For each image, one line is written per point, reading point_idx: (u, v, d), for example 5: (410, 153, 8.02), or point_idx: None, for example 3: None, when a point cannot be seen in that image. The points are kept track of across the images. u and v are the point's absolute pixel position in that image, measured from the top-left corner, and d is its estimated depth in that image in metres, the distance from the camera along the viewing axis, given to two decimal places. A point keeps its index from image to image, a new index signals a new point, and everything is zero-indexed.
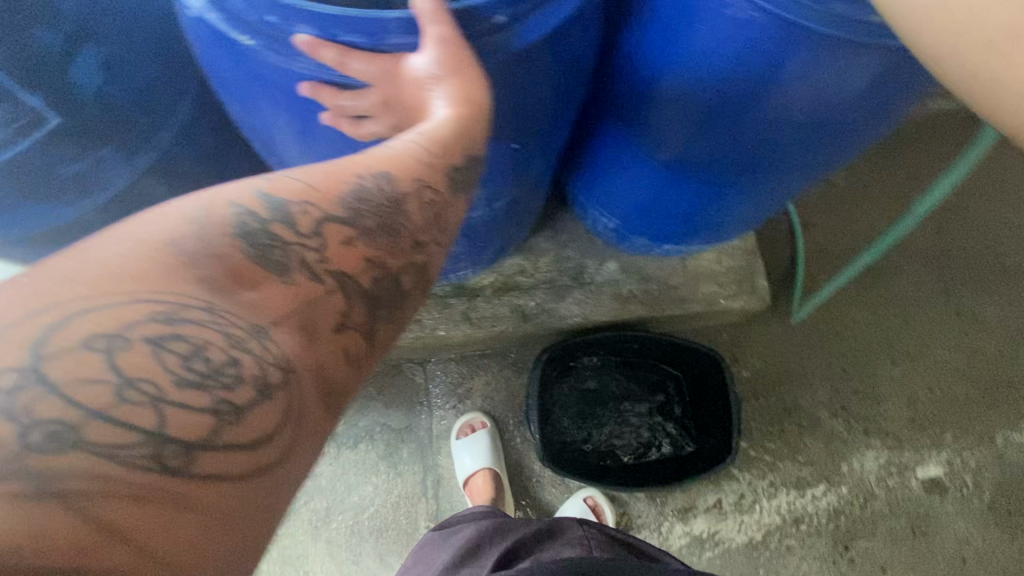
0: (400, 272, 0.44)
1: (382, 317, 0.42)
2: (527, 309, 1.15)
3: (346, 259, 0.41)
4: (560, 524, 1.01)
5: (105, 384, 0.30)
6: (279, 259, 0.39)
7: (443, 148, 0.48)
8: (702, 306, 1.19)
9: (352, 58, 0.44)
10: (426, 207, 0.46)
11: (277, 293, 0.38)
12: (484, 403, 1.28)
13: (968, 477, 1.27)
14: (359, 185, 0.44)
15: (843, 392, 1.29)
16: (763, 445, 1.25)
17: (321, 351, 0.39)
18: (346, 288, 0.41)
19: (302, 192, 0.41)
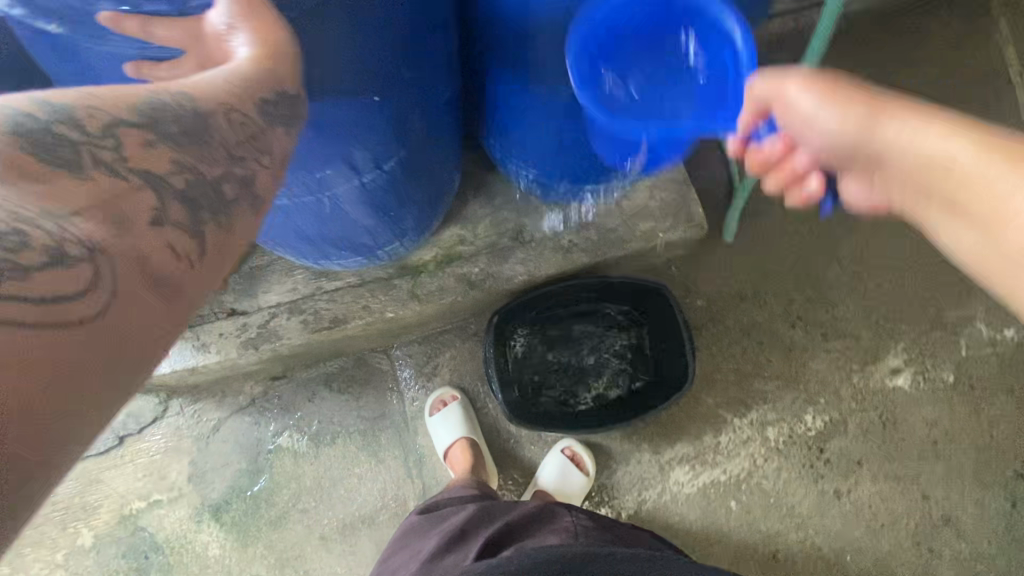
0: (221, 179, 0.48)
1: (205, 221, 0.46)
2: (472, 276, 1.16)
3: (150, 160, 0.43)
4: (549, 511, 1.02)
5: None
6: (69, 156, 0.40)
7: (245, 84, 0.49)
8: (643, 243, 1.19)
9: (153, 26, 0.46)
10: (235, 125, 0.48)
11: (71, 187, 0.39)
12: (452, 377, 1.29)
13: (928, 363, 1.30)
14: (155, 100, 0.45)
15: (797, 302, 1.31)
16: (727, 367, 1.28)
17: (136, 240, 0.41)
18: (155, 187, 0.43)
19: (86, 99, 0.42)
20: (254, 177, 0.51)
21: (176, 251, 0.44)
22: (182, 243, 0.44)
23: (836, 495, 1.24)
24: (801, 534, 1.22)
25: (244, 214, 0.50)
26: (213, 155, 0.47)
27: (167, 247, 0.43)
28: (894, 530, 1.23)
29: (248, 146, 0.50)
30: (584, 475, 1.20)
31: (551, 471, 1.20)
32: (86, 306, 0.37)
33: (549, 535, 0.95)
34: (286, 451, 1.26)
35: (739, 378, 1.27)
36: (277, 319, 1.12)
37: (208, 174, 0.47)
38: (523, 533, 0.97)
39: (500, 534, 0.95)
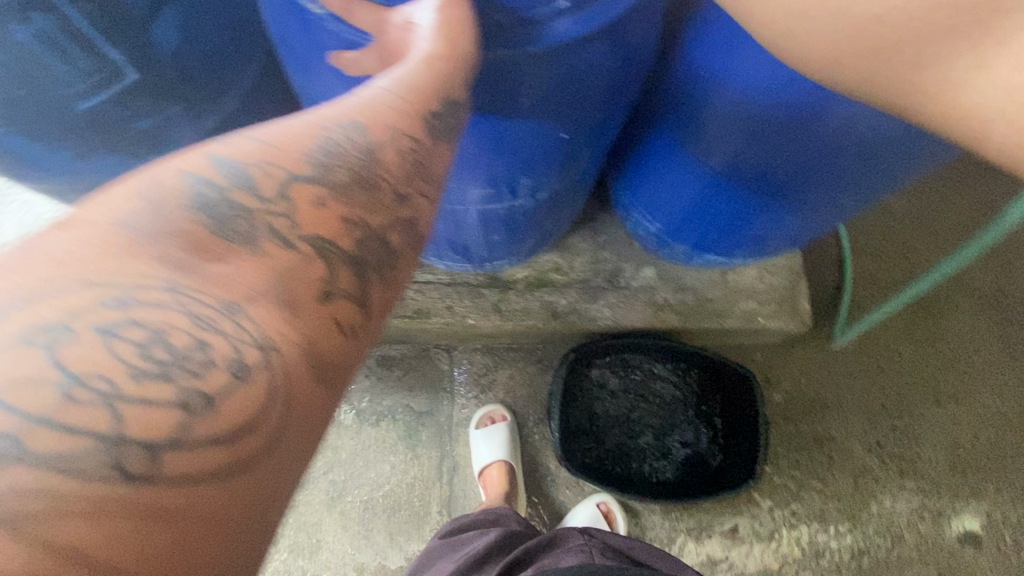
0: (387, 230, 0.39)
1: (373, 281, 0.38)
2: (558, 307, 1.14)
3: (320, 223, 0.37)
4: (563, 534, 0.95)
5: (51, 385, 0.26)
6: (245, 230, 0.34)
7: (417, 94, 0.42)
8: (739, 322, 1.15)
9: (357, 7, 0.41)
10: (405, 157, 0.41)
11: (249, 266, 0.33)
12: (506, 397, 1.28)
13: (1005, 531, 1.20)
14: (327, 137, 0.39)
15: (880, 428, 1.24)
16: (788, 472, 1.20)
17: (307, 323, 0.34)
18: (323, 254, 0.36)
19: (262, 151, 0.37)
20: (415, 221, 0.41)
21: (339, 326, 0.36)
22: (346, 312, 0.36)
23: None
24: None
25: (404, 270, 0.41)
26: (379, 203, 0.39)
27: (332, 322, 0.36)
28: None
29: (415, 185, 0.41)
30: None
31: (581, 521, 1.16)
32: (256, 440, 0.31)
33: (566, 556, 0.89)
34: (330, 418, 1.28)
35: (798, 488, 1.20)
36: None
37: (373, 225, 0.39)
38: (539, 555, 0.92)
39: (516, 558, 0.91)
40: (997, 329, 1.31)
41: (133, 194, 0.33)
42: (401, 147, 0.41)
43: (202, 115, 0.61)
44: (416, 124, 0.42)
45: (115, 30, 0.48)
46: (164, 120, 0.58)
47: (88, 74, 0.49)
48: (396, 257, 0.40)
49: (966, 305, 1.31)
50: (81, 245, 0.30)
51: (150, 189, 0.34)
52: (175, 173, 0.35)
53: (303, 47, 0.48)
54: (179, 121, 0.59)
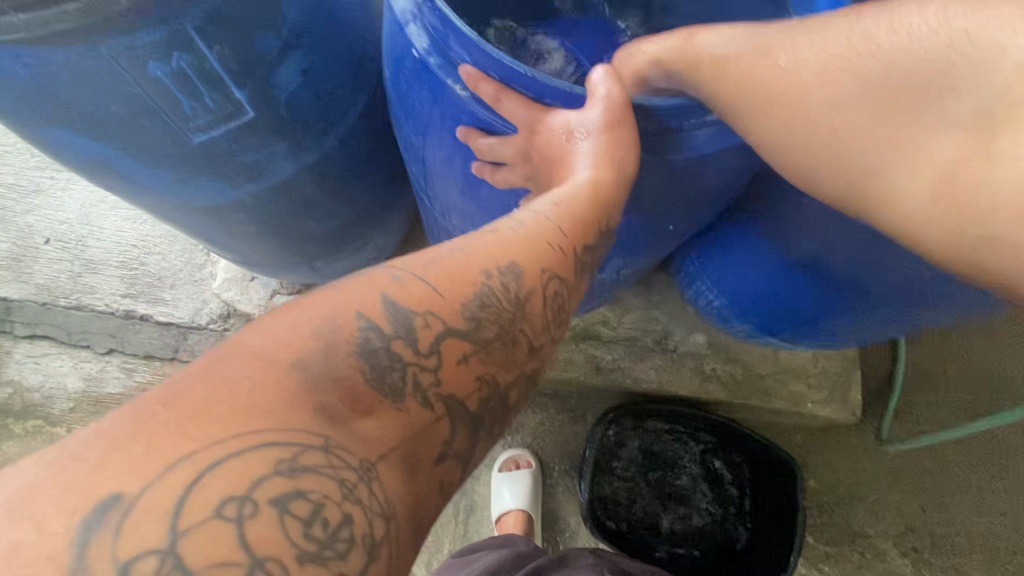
0: (511, 388, 0.43)
1: (482, 439, 0.41)
2: (602, 362, 1.12)
3: (458, 381, 0.40)
4: (572, 555, 0.95)
5: (238, 566, 0.29)
6: (396, 383, 0.38)
7: (572, 223, 0.48)
8: (787, 404, 1.11)
9: (506, 98, 0.45)
10: (549, 302, 0.45)
11: (390, 423, 0.37)
12: (533, 442, 1.25)
13: None
14: (484, 290, 0.42)
15: (917, 532, 1.18)
16: (815, 564, 1.15)
17: (419, 484, 0.37)
18: (451, 414, 0.39)
19: (426, 300, 0.40)
20: (537, 370, 0.45)
21: (442, 484, 0.39)
22: (449, 470, 0.39)
23: None
24: None
25: (511, 418, 0.44)
26: (514, 357, 0.43)
27: (438, 483, 0.38)
28: None
29: (544, 336, 0.45)
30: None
31: None
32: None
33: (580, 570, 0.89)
34: None
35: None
36: None
37: (500, 386, 0.42)
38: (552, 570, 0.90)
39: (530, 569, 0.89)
40: None
41: (309, 336, 0.36)
42: (545, 296, 0.45)
43: (303, 152, 0.62)
44: (564, 266, 0.47)
45: (245, 72, 0.51)
46: (267, 156, 0.60)
47: (214, 110, 0.52)
48: (507, 411, 0.43)
49: None
50: (267, 398, 0.33)
51: (330, 324, 0.37)
52: (349, 314, 0.38)
53: (427, 109, 0.51)
54: (280, 157, 0.61)
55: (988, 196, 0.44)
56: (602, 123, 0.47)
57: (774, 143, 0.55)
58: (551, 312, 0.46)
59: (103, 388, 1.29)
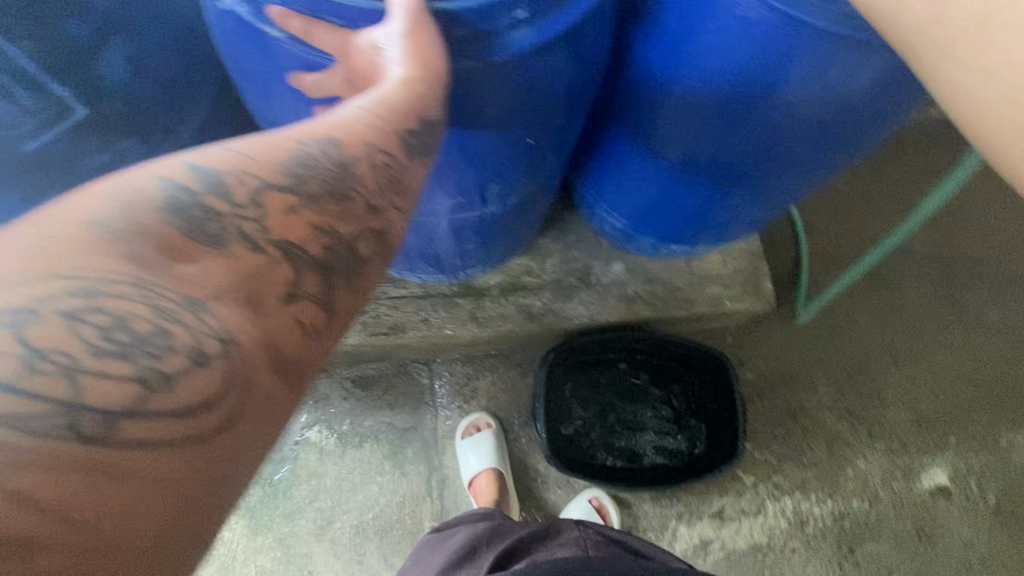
0: (356, 240, 0.43)
1: (340, 288, 0.41)
2: (533, 309, 1.16)
3: (290, 228, 0.40)
4: (558, 525, 1.01)
5: (13, 356, 0.29)
6: (214, 233, 0.37)
7: (392, 112, 0.46)
8: (707, 307, 1.19)
9: (316, 29, 0.46)
10: (379, 170, 0.45)
11: (216, 266, 0.36)
12: (489, 404, 1.28)
13: (972, 480, 1.26)
14: (303, 152, 0.42)
15: (849, 396, 1.28)
16: (767, 447, 1.25)
17: (268, 323, 0.37)
18: (291, 257, 0.39)
19: (239, 163, 0.40)
20: (386, 231, 0.45)
21: (302, 326, 0.39)
22: (312, 314, 0.39)
23: None
24: None
25: (375, 275, 0.44)
26: (350, 213, 0.43)
27: (295, 323, 0.38)
28: None
29: (384, 199, 0.45)
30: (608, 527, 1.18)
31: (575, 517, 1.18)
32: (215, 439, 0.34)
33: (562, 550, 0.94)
34: (312, 445, 1.26)
35: (778, 460, 1.24)
36: None
37: (343, 234, 0.42)
38: (533, 546, 0.97)
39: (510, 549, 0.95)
40: (947, 290, 1.37)
41: (111, 198, 0.36)
42: (373, 162, 0.45)
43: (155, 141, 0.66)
44: (390, 138, 0.46)
45: (65, 69, 0.54)
46: (119, 150, 0.65)
47: (41, 110, 0.56)
48: (367, 266, 0.43)
49: (917, 271, 1.37)
50: (63, 238, 0.33)
51: (127, 196, 0.36)
52: (151, 178, 0.38)
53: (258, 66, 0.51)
54: (133, 151, 0.65)
55: None
56: (407, 27, 0.45)
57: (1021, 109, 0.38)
58: (383, 177, 0.45)
59: None
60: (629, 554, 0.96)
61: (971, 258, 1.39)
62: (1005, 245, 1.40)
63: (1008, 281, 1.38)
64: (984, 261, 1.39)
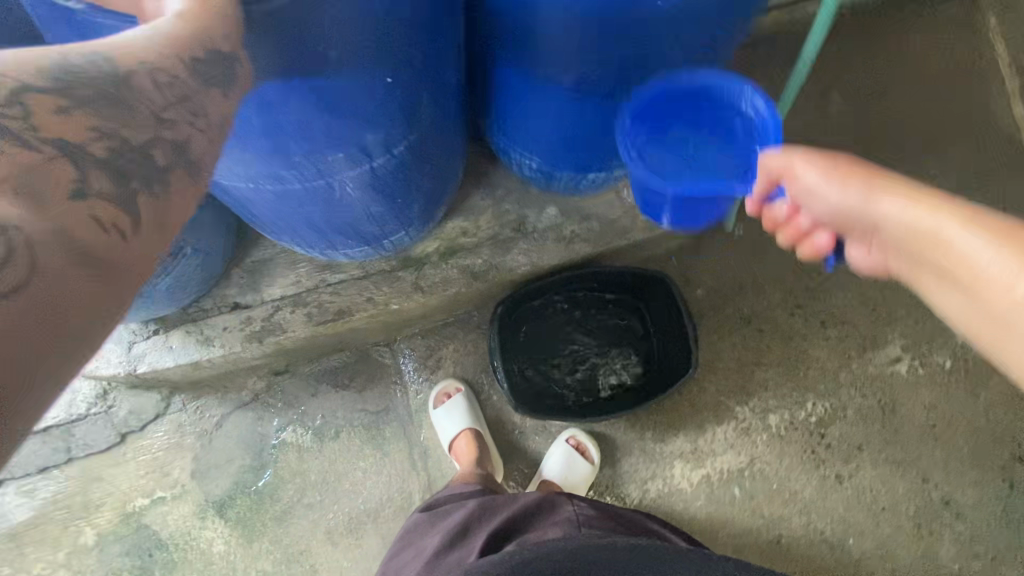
0: (149, 145, 0.41)
1: (138, 193, 0.40)
2: (475, 268, 1.16)
3: (60, 129, 0.37)
4: (550, 502, 0.97)
5: None
6: None
7: (174, 36, 0.41)
8: (644, 232, 1.20)
9: None
10: (160, 84, 0.40)
11: None
12: (456, 370, 1.30)
13: (924, 348, 1.32)
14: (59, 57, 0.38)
15: (796, 291, 1.32)
16: (728, 354, 1.28)
17: (56, 215, 0.36)
18: (71, 156, 0.38)
19: None
20: (188, 143, 0.43)
21: (104, 224, 0.38)
22: (116, 215, 0.39)
23: (837, 479, 1.24)
24: (805, 519, 1.23)
25: (180, 187, 0.43)
26: (138, 121, 0.40)
27: (93, 220, 0.38)
28: (895, 514, 1.24)
29: (177, 111, 0.42)
30: (590, 462, 1.21)
31: (557, 460, 1.21)
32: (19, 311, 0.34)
33: (552, 529, 0.91)
34: (290, 445, 1.26)
35: (740, 366, 1.28)
36: (280, 312, 1.11)
37: (130, 140, 0.40)
38: (525, 526, 0.93)
39: (504, 528, 0.92)
40: (877, 171, 1.38)
41: None
42: (155, 79, 0.40)
43: None
44: (174, 62, 0.41)
45: None
46: None
47: None
48: (169, 171, 0.42)
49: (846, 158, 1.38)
50: None
51: None
52: None
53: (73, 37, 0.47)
54: None
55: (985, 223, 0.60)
56: None
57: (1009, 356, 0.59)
58: (169, 94, 0.41)
59: (13, 520, 1.20)
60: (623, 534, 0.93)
61: (897, 134, 1.40)
62: (930, 115, 1.41)
63: (936, 150, 1.40)
64: (910, 135, 1.40)
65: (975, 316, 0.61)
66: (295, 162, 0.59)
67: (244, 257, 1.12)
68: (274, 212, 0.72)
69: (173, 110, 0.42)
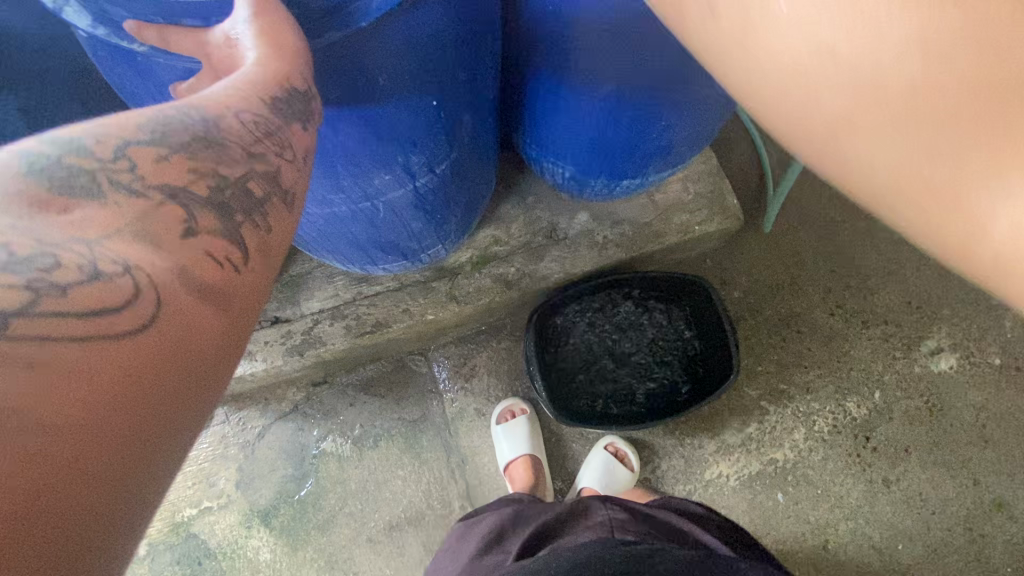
0: (246, 178, 0.42)
1: (242, 223, 0.42)
2: (509, 277, 1.16)
3: (170, 173, 0.39)
4: (583, 507, 0.91)
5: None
6: (85, 186, 0.36)
7: (254, 88, 0.42)
8: (678, 236, 1.19)
9: (169, 32, 0.44)
10: (248, 125, 0.42)
11: (107, 213, 0.36)
12: (491, 378, 1.30)
13: (972, 346, 1.27)
14: (172, 116, 0.40)
15: (835, 290, 1.29)
16: (767, 357, 1.26)
17: (174, 255, 0.38)
18: (178, 198, 0.39)
19: (100, 126, 0.38)
20: (278, 173, 0.44)
21: (217, 258, 0.40)
22: (226, 249, 0.41)
23: (885, 484, 1.21)
24: (850, 524, 1.20)
25: (278, 212, 0.45)
26: (231, 158, 0.41)
27: (206, 255, 0.39)
28: (946, 518, 1.20)
29: (264, 144, 0.43)
30: (629, 469, 1.20)
31: (596, 467, 1.20)
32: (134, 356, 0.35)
33: (583, 534, 0.85)
34: (330, 455, 1.28)
35: (779, 369, 1.25)
36: (320, 325, 1.13)
37: (228, 175, 0.41)
38: (560, 531, 0.88)
39: (535, 534, 0.87)
40: None
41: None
42: (242, 120, 0.42)
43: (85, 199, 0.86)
44: (252, 102, 0.42)
45: None
46: None
47: None
48: (268, 201, 0.44)
49: None
50: None
51: None
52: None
53: (144, 87, 0.53)
54: None
55: (896, 153, 0.32)
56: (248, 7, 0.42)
57: (907, 177, 0.32)
58: (255, 131, 0.42)
59: None
60: (659, 538, 0.88)
61: None
62: None
63: None
64: None
65: (827, 165, 0.35)
66: (341, 176, 0.60)
67: (282, 272, 1.14)
68: (322, 233, 0.74)
69: (261, 145, 0.43)
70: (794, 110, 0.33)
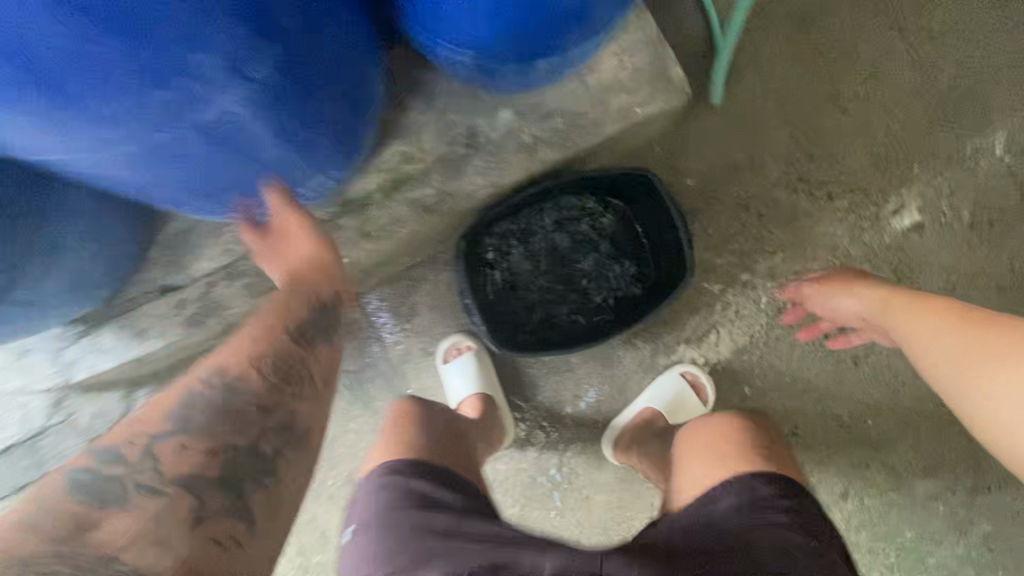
0: (261, 440, 0.66)
1: (253, 461, 0.65)
2: (428, 201, 1.00)
3: (193, 461, 0.61)
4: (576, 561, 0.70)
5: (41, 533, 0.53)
6: (145, 467, 0.60)
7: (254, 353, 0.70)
8: (617, 123, 1.02)
9: None
10: (262, 384, 0.68)
11: (163, 508, 0.58)
12: (433, 314, 1.18)
13: (943, 204, 1.18)
14: (195, 391, 0.66)
15: (797, 163, 1.16)
16: (727, 248, 1.15)
17: (216, 485, 0.61)
18: (197, 450, 0.62)
19: (137, 430, 0.62)
20: (268, 413, 0.68)
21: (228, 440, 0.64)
22: (246, 449, 0.65)
23: (854, 363, 1.17)
24: (819, 407, 1.17)
25: (284, 462, 0.67)
26: (255, 461, 0.65)
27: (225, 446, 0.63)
28: (916, 387, 1.17)
29: (272, 399, 0.68)
30: (703, 403, 1.15)
31: (666, 392, 1.13)
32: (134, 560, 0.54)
33: None
34: None
35: (741, 258, 1.15)
36: (216, 288, 0.98)
37: (242, 444, 0.64)
38: None
39: None
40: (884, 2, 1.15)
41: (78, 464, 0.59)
42: (240, 395, 0.66)
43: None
44: (250, 433, 0.65)
45: None
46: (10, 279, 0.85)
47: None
48: (267, 418, 0.67)
49: None
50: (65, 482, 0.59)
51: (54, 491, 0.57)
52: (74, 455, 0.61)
53: None
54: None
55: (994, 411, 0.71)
56: None
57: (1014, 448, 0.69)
58: (279, 439, 0.67)
59: None
60: None
61: None
62: None
63: None
64: None
65: (982, 424, 0.74)
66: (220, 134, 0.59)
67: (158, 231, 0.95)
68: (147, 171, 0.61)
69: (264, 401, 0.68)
70: (982, 398, 0.73)
